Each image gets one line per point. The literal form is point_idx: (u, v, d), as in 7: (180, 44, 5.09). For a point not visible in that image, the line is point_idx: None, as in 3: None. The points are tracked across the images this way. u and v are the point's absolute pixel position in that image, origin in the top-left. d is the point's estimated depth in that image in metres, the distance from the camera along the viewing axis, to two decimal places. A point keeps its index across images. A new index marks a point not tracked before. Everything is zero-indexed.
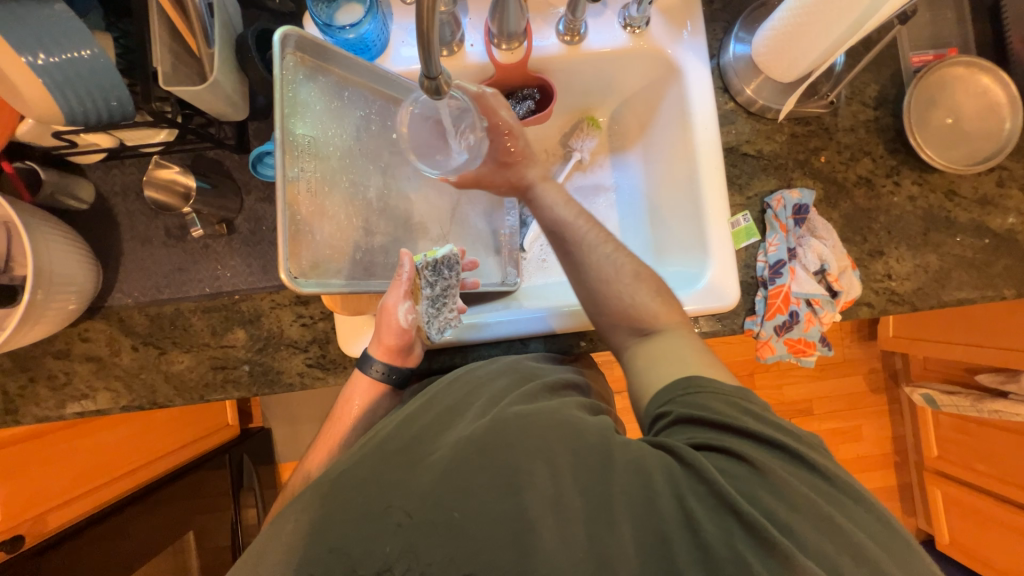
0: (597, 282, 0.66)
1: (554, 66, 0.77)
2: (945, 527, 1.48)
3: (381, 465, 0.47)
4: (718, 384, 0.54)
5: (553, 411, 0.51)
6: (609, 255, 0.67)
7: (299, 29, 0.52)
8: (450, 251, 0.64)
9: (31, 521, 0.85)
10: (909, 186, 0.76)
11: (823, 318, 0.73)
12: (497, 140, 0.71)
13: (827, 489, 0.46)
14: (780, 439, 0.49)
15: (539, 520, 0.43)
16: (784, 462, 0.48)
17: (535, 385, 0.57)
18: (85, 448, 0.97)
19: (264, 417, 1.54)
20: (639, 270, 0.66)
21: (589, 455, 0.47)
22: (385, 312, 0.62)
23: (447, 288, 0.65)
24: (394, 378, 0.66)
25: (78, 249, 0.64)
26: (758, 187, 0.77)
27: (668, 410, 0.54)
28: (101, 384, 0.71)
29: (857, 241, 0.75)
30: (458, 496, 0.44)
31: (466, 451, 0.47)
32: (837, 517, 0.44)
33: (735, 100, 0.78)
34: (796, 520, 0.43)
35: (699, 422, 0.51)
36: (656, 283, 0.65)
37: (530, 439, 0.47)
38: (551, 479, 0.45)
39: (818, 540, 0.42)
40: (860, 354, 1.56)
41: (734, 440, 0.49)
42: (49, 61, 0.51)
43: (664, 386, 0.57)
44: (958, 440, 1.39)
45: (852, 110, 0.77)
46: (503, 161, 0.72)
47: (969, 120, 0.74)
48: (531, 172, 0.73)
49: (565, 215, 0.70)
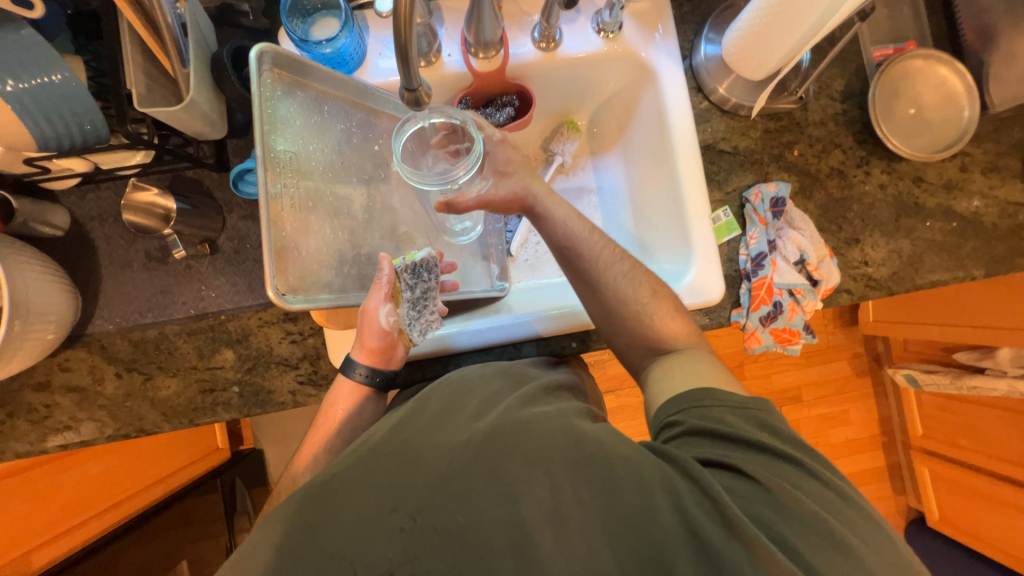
0: (617, 303, 0.66)
1: (530, 72, 0.79)
2: (935, 505, 1.52)
3: (374, 469, 0.46)
4: (731, 399, 0.55)
5: (551, 418, 0.51)
6: (626, 274, 0.67)
7: (275, 45, 0.52)
8: (428, 254, 0.65)
9: (13, 563, 0.81)
10: (879, 175, 0.79)
11: (806, 307, 0.75)
12: (495, 151, 0.67)
13: (821, 495, 0.47)
14: (789, 455, 0.50)
15: (538, 529, 0.43)
16: (788, 474, 0.48)
17: (530, 389, 0.57)
18: (66, 484, 0.93)
19: (255, 437, 1.50)
20: (656, 288, 0.67)
21: (590, 464, 0.47)
22: (366, 316, 0.61)
23: (426, 291, 0.65)
24: (378, 381, 0.65)
25: (55, 278, 0.62)
26: (736, 182, 0.79)
27: (680, 419, 0.55)
28: (85, 415, 0.69)
29: (833, 230, 0.78)
30: (458, 502, 0.44)
31: (463, 458, 0.47)
32: (837, 526, 0.45)
33: (709, 99, 0.80)
34: (801, 537, 0.44)
35: (712, 435, 0.52)
36: (674, 302, 0.67)
37: (527, 450, 0.47)
38: (547, 489, 0.45)
39: (816, 549, 0.43)
40: (843, 339, 1.60)
41: (741, 456, 0.50)
42: (19, 87, 0.50)
43: (677, 395, 0.57)
44: (942, 418, 1.43)
45: (821, 104, 0.80)
46: (503, 170, 0.68)
47: (931, 110, 0.78)
48: (534, 184, 0.69)
49: (578, 229, 0.67)
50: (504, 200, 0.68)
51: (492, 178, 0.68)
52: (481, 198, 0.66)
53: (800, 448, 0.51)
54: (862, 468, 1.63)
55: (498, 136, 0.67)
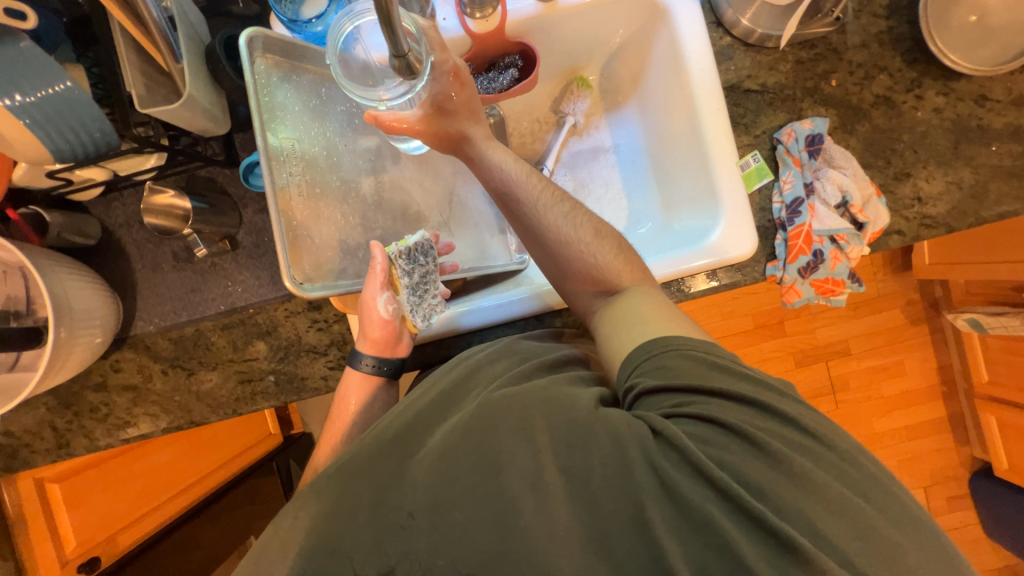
0: (557, 245, 0.62)
1: (532, 27, 0.73)
2: (1003, 453, 1.42)
3: (377, 454, 0.48)
4: (682, 341, 0.52)
5: (537, 389, 0.50)
6: (567, 214, 0.63)
7: (264, 28, 0.50)
8: (422, 238, 0.61)
9: (103, 542, 0.95)
10: (933, 98, 0.70)
11: (851, 254, 0.69)
12: (441, 80, 0.60)
13: (848, 474, 0.45)
14: (751, 394, 0.48)
15: (519, 498, 0.42)
16: (758, 417, 0.47)
17: (530, 366, 0.56)
18: (136, 472, 1.01)
19: (304, 421, 1.49)
20: (599, 227, 0.63)
21: (569, 426, 0.46)
22: (366, 307, 0.63)
23: (425, 275, 0.62)
24: (386, 370, 0.66)
25: (94, 285, 0.65)
26: (766, 124, 0.72)
27: (636, 381, 0.51)
28: (140, 410, 0.74)
29: (880, 165, 0.70)
30: (450, 481, 0.44)
31: (454, 437, 0.47)
32: (855, 500, 0.42)
33: (731, 33, 0.73)
34: (816, 510, 0.41)
35: (674, 389, 0.49)
36: (617, 239, 0.63)
37: (512, 419, 0.47)
38: (529, 454, 0.45)
39: (829, 522, 0.41)
40: (896, 286, 1.49)
41: (702, 402, 0.48)
42: (26, 100, 0.51)
43: (628, 354, 0.54)
44: (1011, 363, 1.32)
45: (862, 23, 0.71)
46: (443, 105, 0.62)
47: (996, 14, 0.67)
48: (473, 127, 0.65)
49: (515, 173, 0.63)
50: (437, 134, 0.63)
51: (433, 110, 0.61)
52: (417, 128, 0.60)
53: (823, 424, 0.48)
54: (920, 419, 1.54)
55: (450, 68, 0.59)
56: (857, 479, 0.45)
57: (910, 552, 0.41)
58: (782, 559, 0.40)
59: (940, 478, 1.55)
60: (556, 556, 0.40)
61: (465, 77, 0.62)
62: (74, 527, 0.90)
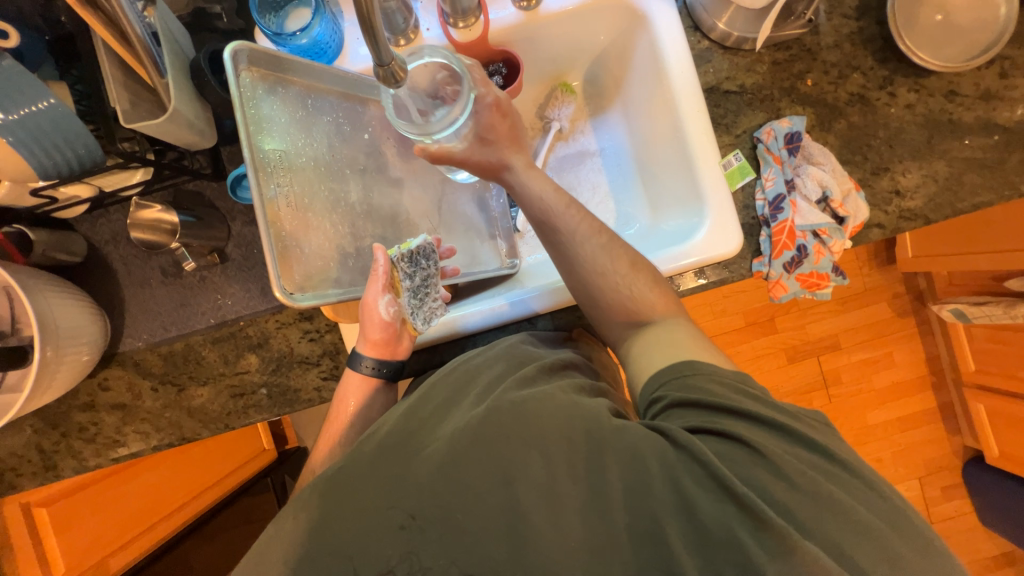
0: (597, 275, 0.62)
1: (515, 35, 0.75)
2: (993, 440, 1.44)
3: (379, 457, 0.47)
4: (717, 368, 0.53)
5: (549, 396, 0.50)
6: (605, 246, 0.64)
7: (248, 42, 0.51)
8: (424, 241, 0.63)
9: (94, 566, 0.92)
10: (905, 95, 0.72)
11: (833, 248, 0.70)
12: (482, 113, 0.64)
13: (835, 470, 0.46)
14: (780, 420, 0.48)
15: (530, 510, 0.43)
16: (783, 442, 0.47)
17: (530, 369, 0.56)
18: (127, 492, 1.00)
19: (299, 436, 1.49)
20: (636, 259, 0.63)
21: (586, 439, 0.46)
22: (367, 309, 0.62)
23: (427, 278, 0.63)
24: (386, 373, 0.66)
25: (81, 302, 0.65)
26: (746, 123, 0.74)
27: (663, 394, 0.53)
28: (130, 428, 0.73)
29: (857, 161, 0.72)
30: (456, 492, 0.43)
31: (464, 443, 0.46)
32: (842, 495, 0.44)
33: (709, 37, 0.75)
34: (805, 505, 0.43)
35: (697, 405, 0.50)
36: (653, 272, 0.63)
37: (524, 430, 0.46)
38: (542, 468, 0.45)
39: (822, 521, 0.42)
40: (882, 280, 1.52)
41: (733, 423, 0.48)
42: (9, 118, 0.50)
43: (659, 370, 0.56)
44: (995, 352, 1.35)
45: (833, 24, 0.74)
46: (484, 137, 0.65)
47: (960, 13, 0.70)
48: (515, 156, 0.67)
49: (555, 203, 0.65)
50: (479, 163, 0.65)
51: (473, 141, 0.64)
52: (461, 155, 0.63)
53: (805, 421, 0.49)
54: (912, 411, 1.56)
55: (491, 99, 0.64)
56: (843, 471, 0.46)
57: (896, 542, 0.42)
58: (777, 554, 0.40)
59: (933, 468, 1.57)
60: (557, 559, 0.42)
61: (509, 111, 0.67)
62: (67, 551, 0.88)
